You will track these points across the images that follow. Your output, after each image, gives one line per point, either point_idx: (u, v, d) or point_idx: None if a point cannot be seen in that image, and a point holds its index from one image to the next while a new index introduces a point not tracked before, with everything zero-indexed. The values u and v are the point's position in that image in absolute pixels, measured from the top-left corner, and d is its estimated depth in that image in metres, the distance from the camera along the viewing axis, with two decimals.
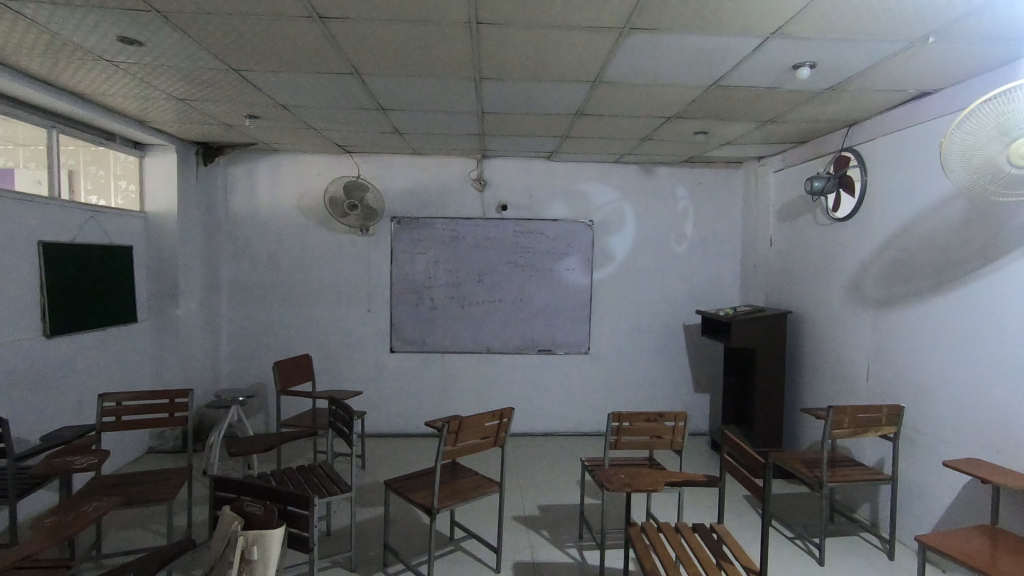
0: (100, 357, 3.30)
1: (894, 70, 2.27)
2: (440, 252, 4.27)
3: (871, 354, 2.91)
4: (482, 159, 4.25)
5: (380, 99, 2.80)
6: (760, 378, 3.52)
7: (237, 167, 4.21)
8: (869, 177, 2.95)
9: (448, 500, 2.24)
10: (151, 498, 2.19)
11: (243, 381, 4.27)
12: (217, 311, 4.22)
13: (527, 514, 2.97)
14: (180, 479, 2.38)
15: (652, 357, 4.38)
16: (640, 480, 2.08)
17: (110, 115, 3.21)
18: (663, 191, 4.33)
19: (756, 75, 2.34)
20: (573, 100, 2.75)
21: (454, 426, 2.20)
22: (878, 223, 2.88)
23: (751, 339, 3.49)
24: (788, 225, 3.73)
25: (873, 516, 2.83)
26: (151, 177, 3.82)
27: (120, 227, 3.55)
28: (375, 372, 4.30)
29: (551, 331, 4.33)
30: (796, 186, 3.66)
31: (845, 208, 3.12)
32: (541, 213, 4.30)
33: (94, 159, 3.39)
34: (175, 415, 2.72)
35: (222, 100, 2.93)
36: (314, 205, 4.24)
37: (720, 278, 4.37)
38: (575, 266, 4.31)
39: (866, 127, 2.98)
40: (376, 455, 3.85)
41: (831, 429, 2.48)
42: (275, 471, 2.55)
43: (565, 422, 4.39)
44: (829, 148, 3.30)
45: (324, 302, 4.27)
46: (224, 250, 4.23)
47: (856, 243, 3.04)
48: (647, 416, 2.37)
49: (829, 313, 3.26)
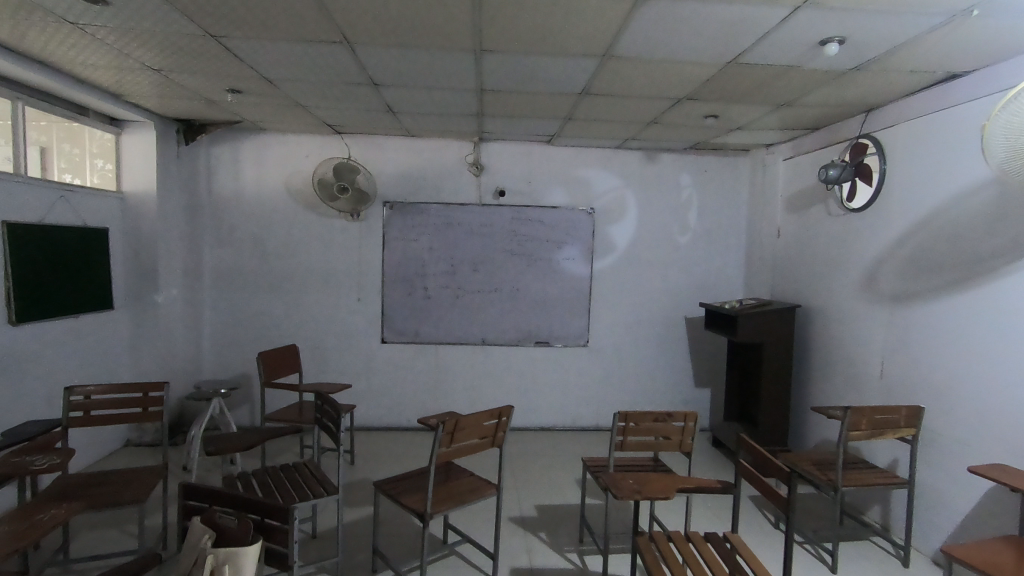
0: (71, 345, 3.11)
1: (925, 49, 2.12)
2: (434, 238, 4.09)
3: (885, 351, 2.79)
4: (479, 143, 4.07)
5: (372, 73, 2.61)
6: (767, 374, 3.39)
7: (221, 146, 3.99)
8: (889, 165, 2.81)
9: (442, 505, 2.09)
10: (122, 501, 2.03)
11: (226, 372, 4.08)
12: (199, 299, 4.02)
13: (523, 515, 2.83)
14: (155, 479, 2.22)
15: (652, 350, 4.24)
16: (650, 486, 1.93)
17: (82, 87, 3.00)
18: (667, 178, 4.17)
19: (779, 51, 2.18)
20: (579, 77, 2.58)
21: (450, 426, 2.05)
22: (896, 215, 2.75)
23: (758, 333, 3.36)
24: (798, 215, 3.59)
25: (884, 520, 2.72)
26: (129, 155, 3.61)
27: (94, 209, 3.34)
28: (364, 363, 4.13)
29: (549, 323, 4.18)
30: (806, 174, 3.52)
31: (861, 197, 2.98)
32: (540, 200, 4.12)
33: (67, 135, 3.18)
34: (149, 410, 2.49)
35: (202, 71, 2.72)
36: (302, 188, 4.04)
37: (723, 270, 4.23)
38: (575, 255, 4.14)
39: (886, 113, 2.83)
40: (366, 450, 3.69)
41: (848, 431, 2.35)
42: (256, 470, 2.40)
43: (562, 417, 4.25)
44: (845, 135, 3.15)
45: (312, 289, 4.08)
46: (207, 234, 4.02)
47: (871, 236, 2.91)
48: (654, 417, 2.23)
49: (840, 307, 3.13)
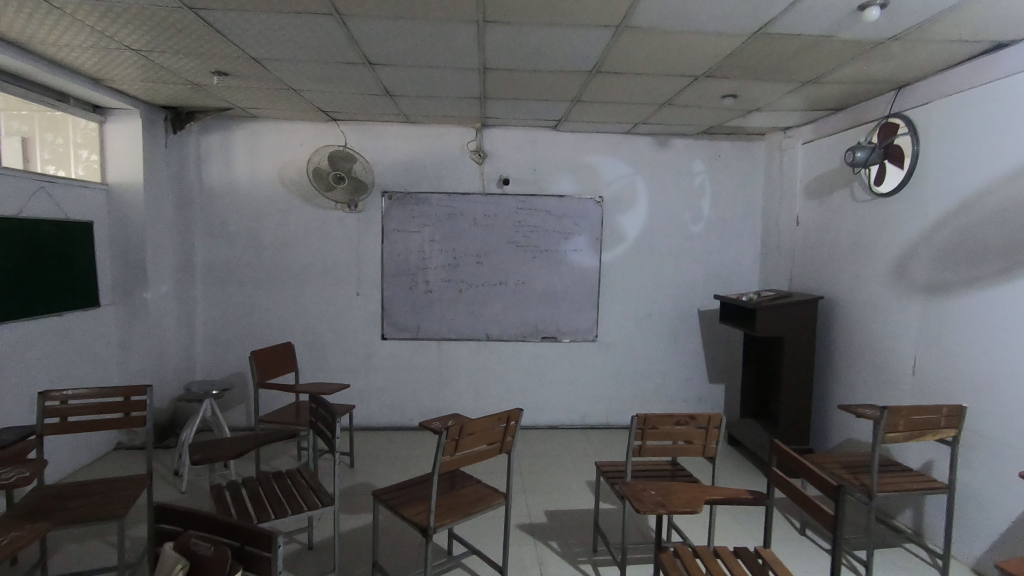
0: (52, 346, 2.95)
1: (970, 15, 1.93)
2: (435, 230, 3.91)
3: (919, 346, 2.61)
4: (482, 129, 3.88)
5: (366, 50, 2.42)
6: (787, 370, 3.21)
7: (211, 135, 3.80)
8: (923, 146, 2.62)
9: (446, 517, 1.93)
10: (98, 517, 1.88)
11: (220, 371, 3.92)
12: (191, 295, 3.85)
13: (533, 522, 2.67)
14: (135, 491, 2.07)
15: (664, 345, 4.07)
16: (674, 498, 1.75)
17: (60, 72, 2.83)
18: (679, 165, 3.97)
19: (811, 19, 1.99)
20: (589, 53, 2.39)
21: (454, 432, 1.89)
22: (931, 200, 2.56)
23: (778, 327, 3.18)
24: (819, 203, 3.40)
25: (916, 525, 2.56)
26: (113, 144, 3.44)
27: (76, 202, 3.18)
28: (364, 361, 3.97)
29: (556, 317, 4.00)
30: (828, 158, 3.32)
31: (891, 181, 2.78)
32: (546, 188, 3.94)
33: (49, 125, 3.04)
34: (132, 415, 2.29)
35: (184, 52, 2.54)
36: (297, 178, 3.86)
37: (738, 261, 4.04)
38: (582, 246, 3.96)
39: (920, 90, 2.64)
40: (366, 452, 3.54)
41: (884, 432, 2.18)
42: (246, 479, 2.24)
43: (570, 416, 4.09)
44: (872, 115, 2.95)
45: (309, 284, 3.91)
46: (197, 227, 3.85)
47: (902, 222, 2.72)
48: (676, 419, 2.05)
49: (868, 299, 2.94)
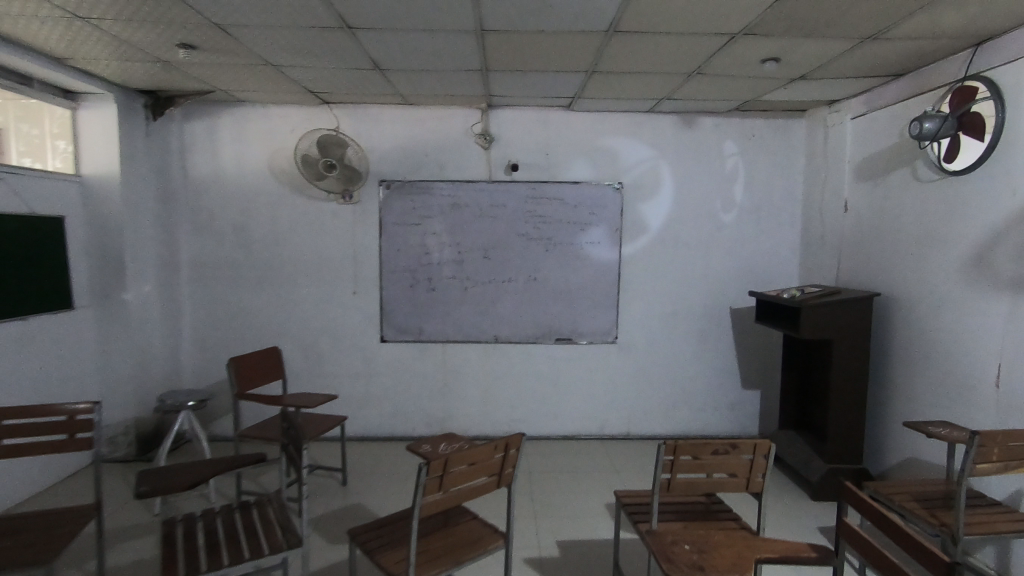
0: (18, 354, 2.70)
1: None
2: (438, 222, 3.56)
3: (1005, 352, 2.17)
4: (488, 109, 3.52)
5: (342, 10, 2.08)
6: (838, 378, 2.78)
7: (195, 121, 3.51)
8: (1010, 112, 2.17)
9: (432, 566, 1.59)
10: (22, 563, 1.60)
11: (209, 377, 3.65)
12: (177, 296, 3.58)
13: (542, 556, 2.32)
14: (75, 527, 1.78)
15: (692, 347, 3.66)
16: (716, 560, 1.39)
17: (20, 52, 2.57)
18: (708, 146, 3.56)
19: None
20: (606, 6, 2.00)
21: (439, 467, 1.53)
22: (1021, 178, 2.12)
23: (827, 329, 2.75)
24: (872, 185, 2.96)
25: (1001, 565, 2.14)
26: (88, 133, 3.15)
27: (48, 196, 2.92)
28: (362, 366, 3.66)
29: (572, 316, 3.63)
30: (883, 134, 2.88)
31: (966, 157, 2.34)
32: (560, 174, 3.56)
33: (20, 114, 2.80)
34: (78, 437, 1.99)
35: (143, 20, 2.23)
36: (288, 168, 3.55)
37: (776, 253, 3.61)
38: (600, 239, 3.58)
39: (1008, 44, 2.18)
40: (363, 467, 3.22)
41: (974, 463, 1.76)
42: (207, 511, 1.93)
43: (587, 425, 3.72)
44: (941, 79, 2.51)
45: (302, 283, 3.61)
46: (182, 222, 3.57)
47: (982, 205, 2.28)
48: (715, 448, 1.66)
49: (937, 296, 2.50)
